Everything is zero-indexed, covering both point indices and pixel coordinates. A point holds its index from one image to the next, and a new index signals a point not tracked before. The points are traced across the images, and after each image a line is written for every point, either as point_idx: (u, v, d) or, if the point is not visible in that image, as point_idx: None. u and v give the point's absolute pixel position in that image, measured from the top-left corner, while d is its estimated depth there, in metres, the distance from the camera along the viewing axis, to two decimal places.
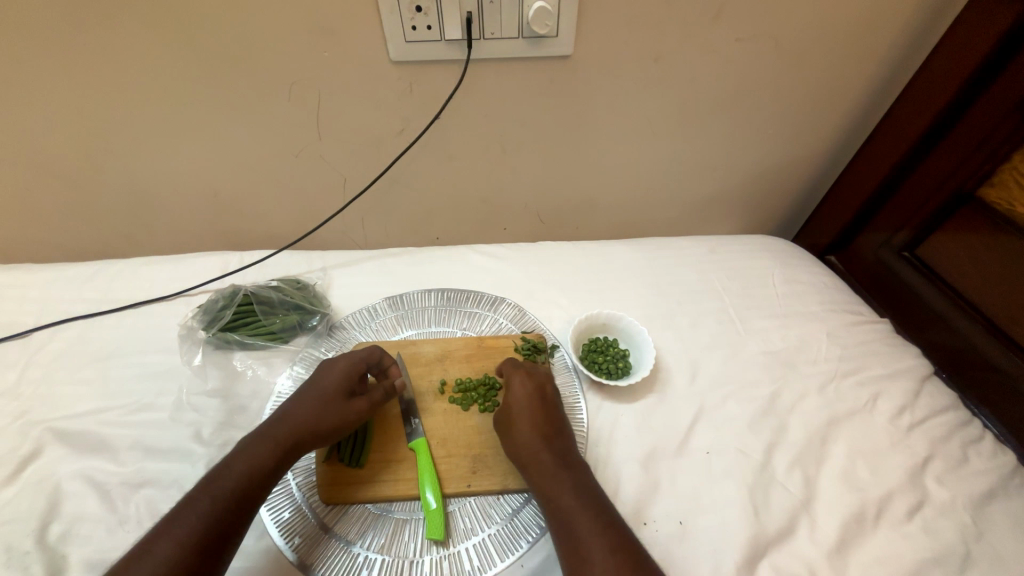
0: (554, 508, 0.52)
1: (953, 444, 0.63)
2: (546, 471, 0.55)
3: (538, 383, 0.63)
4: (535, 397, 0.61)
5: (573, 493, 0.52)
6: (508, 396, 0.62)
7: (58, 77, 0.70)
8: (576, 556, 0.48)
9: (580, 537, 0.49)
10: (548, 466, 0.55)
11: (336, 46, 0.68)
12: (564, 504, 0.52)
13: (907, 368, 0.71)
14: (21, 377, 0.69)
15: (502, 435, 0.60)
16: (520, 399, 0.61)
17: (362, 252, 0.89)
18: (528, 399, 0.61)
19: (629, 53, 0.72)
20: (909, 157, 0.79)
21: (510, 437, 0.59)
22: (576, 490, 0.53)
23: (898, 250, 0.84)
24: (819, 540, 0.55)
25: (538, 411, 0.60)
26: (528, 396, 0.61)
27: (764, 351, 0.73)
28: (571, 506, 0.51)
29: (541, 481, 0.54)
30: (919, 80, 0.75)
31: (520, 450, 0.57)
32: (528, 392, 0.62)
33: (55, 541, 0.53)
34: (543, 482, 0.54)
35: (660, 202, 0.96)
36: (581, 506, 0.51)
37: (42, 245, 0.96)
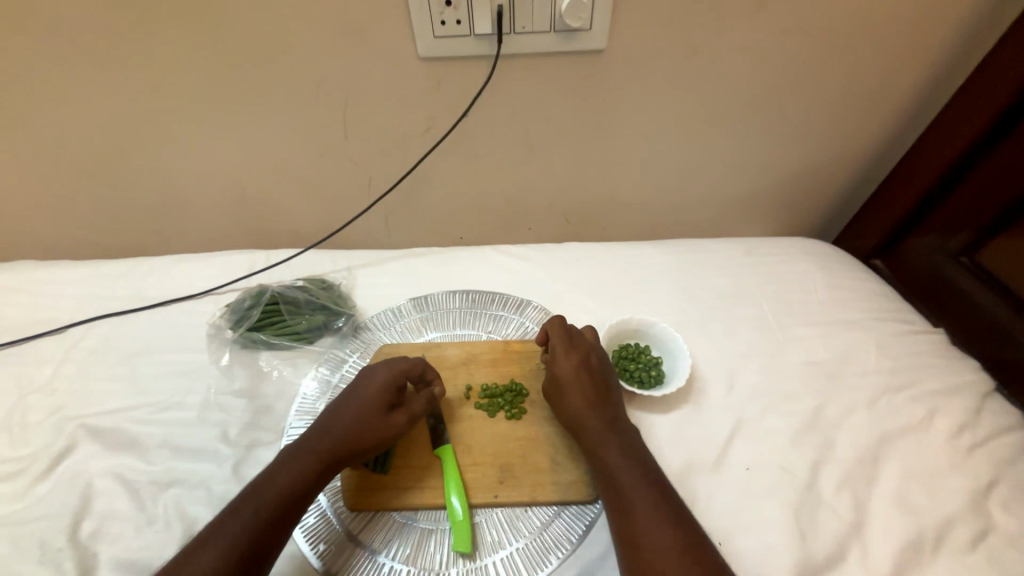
0: (612, 491, 0.52)
1: (1020, 468, 0.58)
2: (598, 429, 0.56)
3: (584, 357, 0.62)
4: (584, 372, 0.60)
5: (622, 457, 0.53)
6: (556, 371, 0.61)
7: (93, 77, 0.71)
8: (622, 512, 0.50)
9: (639, 525, 0.48)
10: (603, 435, 0.55)
11: (365, 43, 0.67)
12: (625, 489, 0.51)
13: (965, 384, 0.66)
14: (56, 372, 0.70)
15: (556, 409, 0.59)
16: (569, 375, 0.60)
17: (386, 252, 0.88)
18: (577, 375, 0.60)
19: (665, 46, 0.68)
20: (970, 152, 0.73)
21: (563, 412, 0.58)
22: (634, 463, 0.53)
23: (953, 255, 0.78)
24: (871, 568, 0.51)
25: (589, 387, 0.59)
26: (576, 371, 0.60)
27: (807, 361, 0.69)
28: (620, 468, 0.52)
29: (600, 460, 0.54)
30: (985, 68, 0.69)
31: (575, 426, 0.57)
32: (577, 367, 0.60)
33: (85, 538, 0.54)
34: (604, 462, 0.54)
35: (692, 203, 0.92)
36: (642, 493, 0.50)
37: (76, 242, 0.98)
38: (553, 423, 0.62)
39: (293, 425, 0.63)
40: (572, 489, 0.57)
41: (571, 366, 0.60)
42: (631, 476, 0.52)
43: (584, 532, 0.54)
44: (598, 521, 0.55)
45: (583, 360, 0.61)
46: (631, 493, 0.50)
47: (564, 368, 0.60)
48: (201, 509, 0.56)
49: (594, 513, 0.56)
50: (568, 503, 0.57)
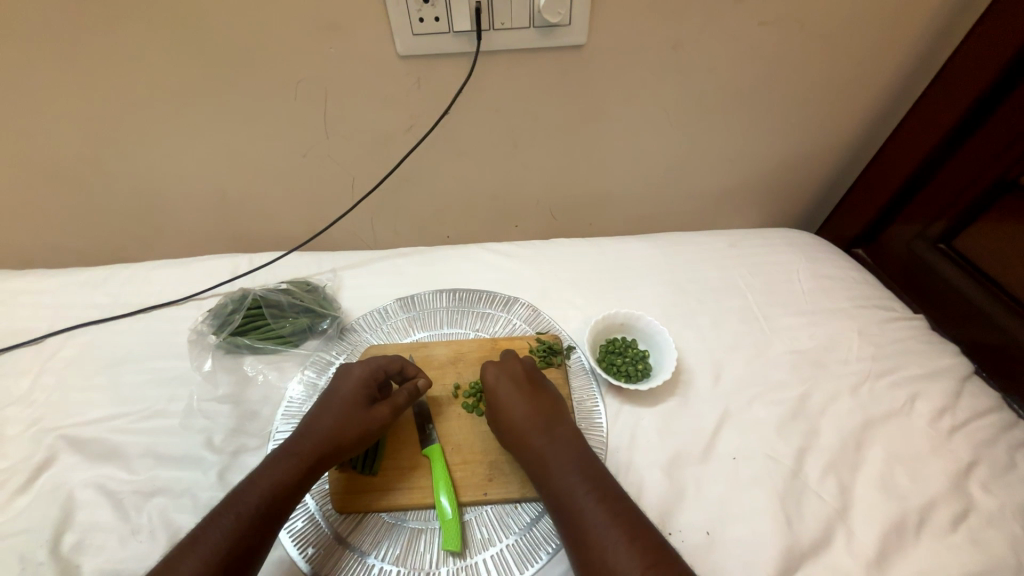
0: (562, 511, 0.49)
1: (999, 449, 0.60)
2: (538, 450, 0.54)
3: (511, 369, 0.62)
4: (514, 388, 0.59)
5: (570, 475, 0.51)
6: (489, 391, 0.60)
7: (63, 81, 0.69)
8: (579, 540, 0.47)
9: (594, 548, 0.45)
10: (548, 452, 0.53)
11: (342, 42, 0.66)
12: (583, 514, 0.48)
13: (945, 368, 0.68)
14: (35, 383, 0.69)
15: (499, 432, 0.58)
16: (500, 394, 0.59)
17: (372, 253, 0.87)
18: (507, 388, 0.59)
19: (645, 41, 0.68)
20: (943, 146, 0.75)
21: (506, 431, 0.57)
22: (585, 480, 0.50)
23: (932, 242, 0.80)
24: (856, 551, 0.52)
25: (525, 400, 0.58)
26: (506, 386, 0.59)
27: (792, 350, 0.70)
28: (570, 488, 0.50)
29: (552, 482, 0.51)
30: (953, 64, 0.71)
31: (520, 444, 0.55)
32: (505, 380, 0.60)
33: (68, 551, 0.53)
34: (557, 485, 0.51)
35: (677, 196, 0.93)
36: (595, 513, 0.47)
37: (54, 249, 0.96)
38: None
39: (279, 429, 0.63)
40: None
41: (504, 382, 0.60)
42: (588, 499, 0.49)
43: None
44: None
45: (511, 372, 0.61)
46: (591, 517, 0.47)
47: (495, 383, 0.60)
48: (186, 517, 0.55)
49: None
50: None
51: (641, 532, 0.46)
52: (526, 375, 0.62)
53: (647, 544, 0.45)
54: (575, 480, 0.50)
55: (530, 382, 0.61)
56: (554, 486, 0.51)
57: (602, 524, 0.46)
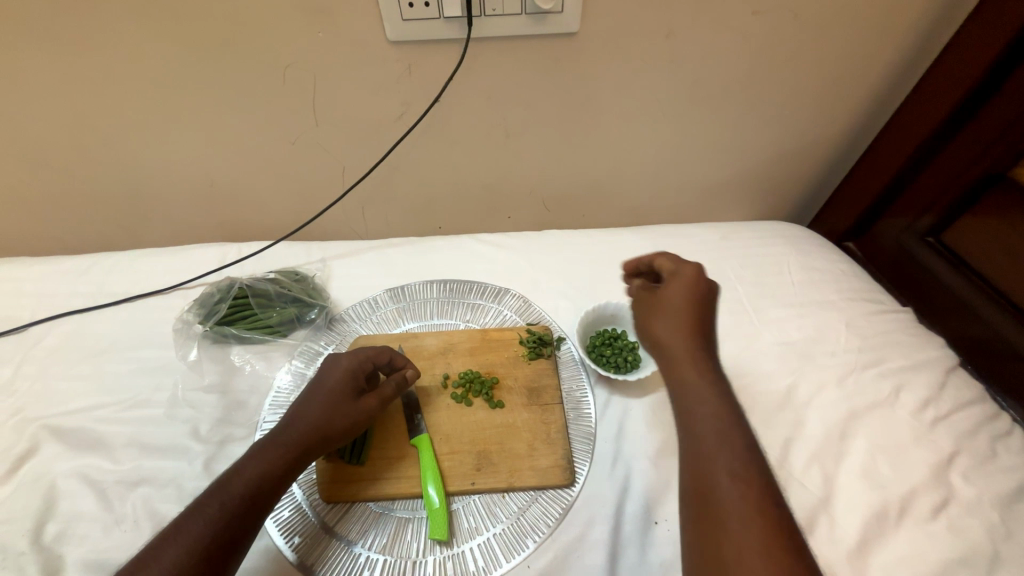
0: (686, 416, 0.50)
1: (980, 439, 0.60)
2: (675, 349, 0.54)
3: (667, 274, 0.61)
4: (693, 300, 0.56)
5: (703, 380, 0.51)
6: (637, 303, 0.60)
7: (41, 64, 0.67)
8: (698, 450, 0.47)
9: (710, 455, 0.46)
10: (679, 358, 0.53)
11: (331, 26, 0.65)
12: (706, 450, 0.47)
13: (930, 360, 0.68)
14: (15, 373, 0.68)
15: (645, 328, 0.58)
16: (676, 300, 0.57)
17: (361, 243, 0.86)
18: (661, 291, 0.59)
19: (638, 31, 0.68)
20: (932, 141, 0.75)
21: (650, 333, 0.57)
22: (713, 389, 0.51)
23: (921, 235, 0.81)
24: (838, 539, 0.52)
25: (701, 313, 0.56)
26: (680, 297, 0.56)
27: (780, 342, 0.70)
28: (697, 397, 0.50)
29: (683, 386, 0.52)
30: (945, 60, 0.71)
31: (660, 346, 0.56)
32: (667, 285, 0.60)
33: (50, 541, 0.52)
34: (688, 389, 0.51)
35: (669, 188, 0.92)
36: (714, 430, 0.47)
37: (38, 237, 0.94)
38: (530, 410, 0.62)
39: (266, 419, 0.62)
40: (549, 473, 0.57)
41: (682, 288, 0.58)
42: (708, 412, 0.49)
43: (561, 516, 0.55)
44: (575, 505, 0.56)
45: (691, 281, 0.57)
46: (716, 458, 0.46)
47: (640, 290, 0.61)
48: (171, 507, 0.55)
49: (571, 497, 0.56)
50: (545, 487, 0.57)
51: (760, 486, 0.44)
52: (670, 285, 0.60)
53: (764, 498, 0.43)
54: (709, 407, 0.49)
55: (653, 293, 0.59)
56: (681, 395, 0.51)
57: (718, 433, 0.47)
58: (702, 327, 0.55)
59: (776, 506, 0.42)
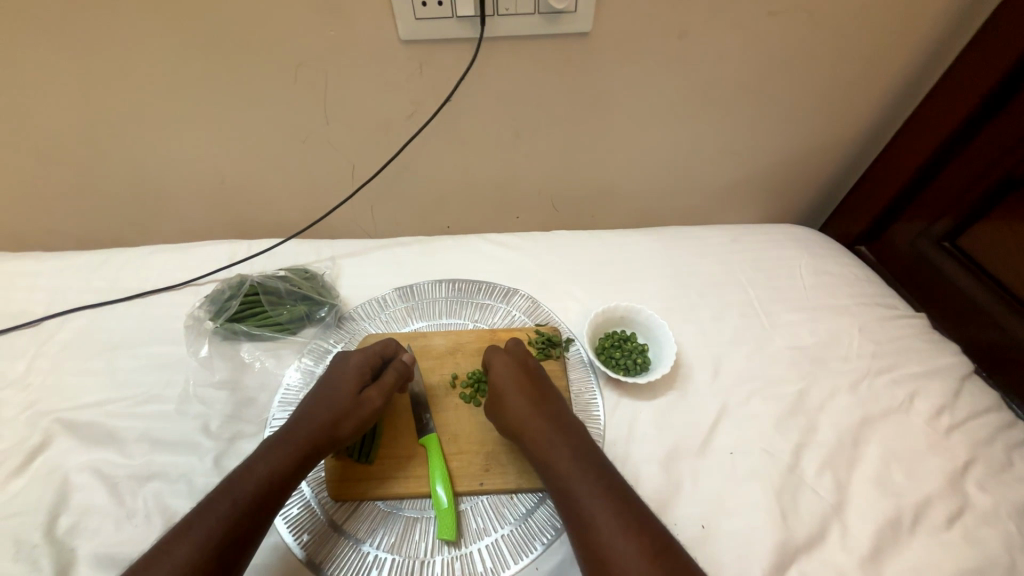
0: (567, 503, 0.49)
1: (997, 448, 0.59)
2: (546, 436, 0.53)
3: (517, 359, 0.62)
4: (520, 380, 0.59)
5: (573, 462, 0.51)
6: (494, 382, 0.59)
7: (58, 61, 0.68)
8: (586, 536, 0.46)
9: (600, 539, 0.45)
10: (552, 442, 0.53)
11: (343, 25, 0.65)
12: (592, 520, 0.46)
13: (945, 366, 0.67)
14: (30, 366, 0.68)
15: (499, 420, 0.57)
16: (508, 381, 0.59)
17: (371, 241, 0.86)
18: (507, 374, 0.60)
19: (651, 31, 0.67)
20: (951, 143, 0.74)
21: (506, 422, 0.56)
22: (588, 469, 0.50)
23: (936, 240, 0.79)
24: (851, 547, 0.52)
25: (529, 388, 0.58)
26: (512, 376, 0.59)
27: (791, 346, 0.70)
28: (575, 479, 0.49)
29: (557, 469, 0.51)
30: (964, 60, 0.70)
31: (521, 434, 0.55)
32: (508, 366, 0.61)
33: (62, 534, 0.53)
34: (560, 472, 0.50)
35: (680, 189, 0.92)
36: (603, 509, 0.46)
37: (51, 232, 0.95)
38: None
39: (276, 416, 0.62)
40: None
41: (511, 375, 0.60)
42: (591, 490, 0.48)
43: None
44: None
45: (518, 363, 0.62)
46: (604, 527, 0.45)
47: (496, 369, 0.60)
48: (181, 502, 0.55)
49: None
50: None
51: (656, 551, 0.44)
52: (529, 369, 0.61)
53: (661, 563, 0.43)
54: (590, 489, 0.48)
55: (531, 376, 0.60)
56: (559, 478, 0.50)
57: (607, 512, 0.46)
58: (550, 413, 0.56)
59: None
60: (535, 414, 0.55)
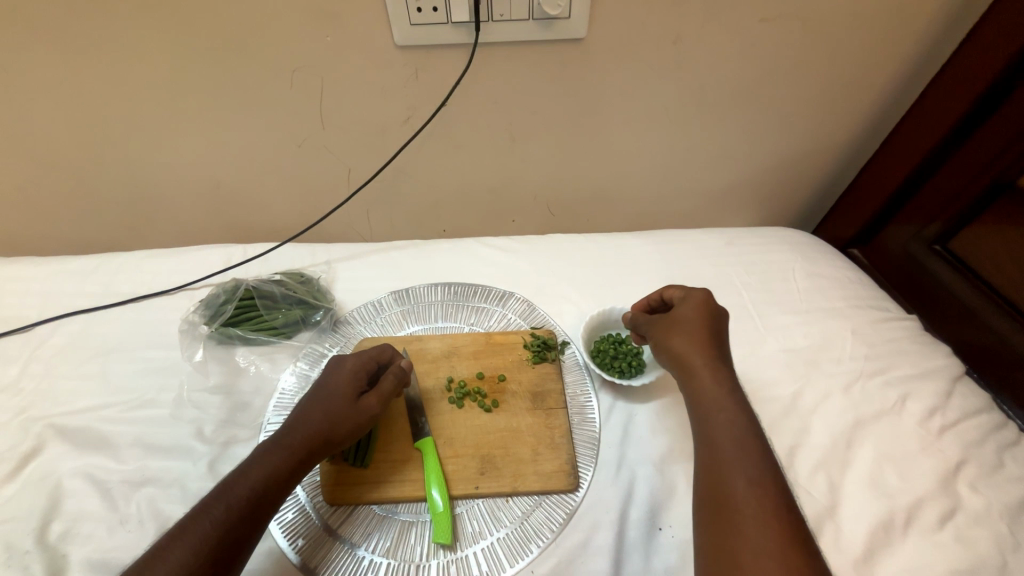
0: (703, 422, 0.51)
1: (988, 449, 0.60)
2: (705, 370, 0.53)
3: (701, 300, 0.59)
4: (703, 319, 0.58)
5: (723, 390, 0.52)
6: (672, 319, 0.59)
7: (53, 66, 0.68)
8: (712, 451, 0.48)
9: (727, 455, 0.47)
10: (704, 373, 0.53)
11: (340, 30, 0.65)
12: (723, 447, 0.47)
13: (937, 368, 0.68)
14: (22, 371, 0.68)
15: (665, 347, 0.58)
16: (702, 321, 0.57)
17: (367, 245, 0.87)
18: (695, 315, 0.58)
19: (644, 37, 0.68)
20: (938, 150, 0.75)
21: (670, 351, 0.57)
22: (734, 402, 0.51)
23: (927, 243, 0.80)
24: (844, 548, 0.52)
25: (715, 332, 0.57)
26: (692, 321, 0.58)
27: (785, 349, 0.70)
28: (720, 407, 0.50)
29: (703, 395, 0.52)
30: (952, 67, 0.71)
31: (683, 367, 0.55)
32: (695, 309, 0.59)
33: (54, 540, 0.52)
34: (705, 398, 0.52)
35: (674, 193, 0.93)
36: (738, 435, 0.48)
37: (44, 237, 0.95)
38: (535, 414, 0.62)
39: (271, 421, 0.62)
40: (552, 478, 0.57)
41: (693, 310, 0.59)
42: (730, 416, 0.49)
43: (565, 521, 0.54)
44: (579, 511, 0.55)
45: (697, 307, 0.59)
46: (729, 454, 0.47)
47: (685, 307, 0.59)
48: (175, 507, 0.55)
49: (575, 502, 0.56)
50: (548, 492, 0.57)
51: (780, 494, 0.44)
52: (713, 313, 0.59)
53: (781, 504, 0.43)
54: (727, 415, 0.49)
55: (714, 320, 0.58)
56: (697, 400, 0.52)
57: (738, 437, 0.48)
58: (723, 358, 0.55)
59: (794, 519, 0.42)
60: (705, 354, 0.55)
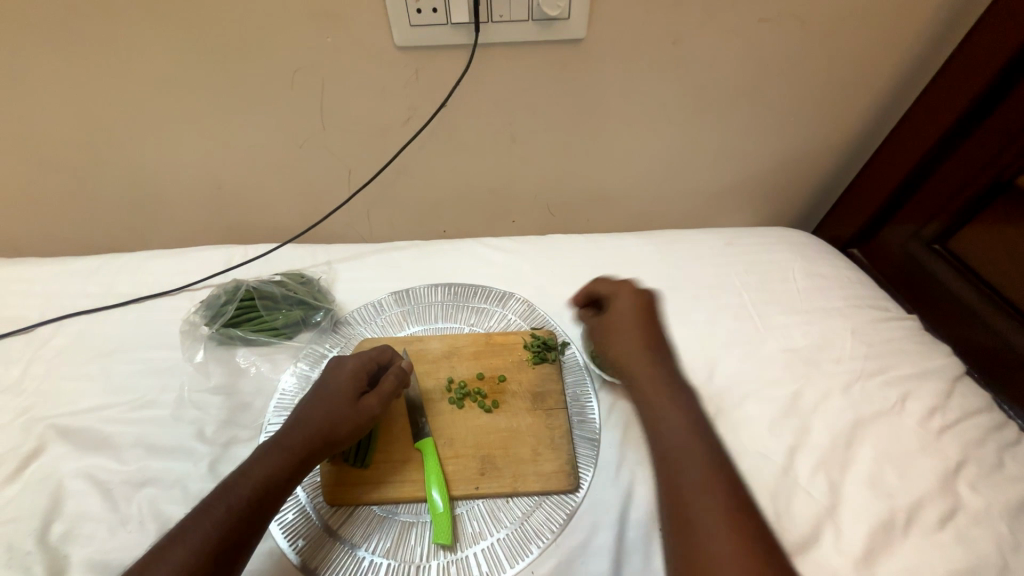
0: (653, 433, 0.50)
1: (988, 449, 0.60)
2: (649, 378, 0.53)
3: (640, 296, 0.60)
4: (639, 318, 0.58)
5: (666, 399, 0.51)
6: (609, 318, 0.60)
7: (54, 67, 0.68)
8: (668, 464, 0.47)
9: (680, 467, 0.46)
10: (647, 382, 0.53)
11: (340, 32, 0.65)
12: (676, 460, 0.47)
13: (937, 367, 0.68)
14: (24, 372, 0.68)
15: (605, 350, 0.59)
16: (629, 320, 0.58)
17: (367, 246, 0.87)
18: (630, 311, 0.59)
19: (644, 38, 0.68)
20: (936, 150, 0.76)
21: (611, 355, 0.58)
22: (679, 411, 0.50)
23: (927, 243, 0.80)
24: (845, 548, 0.52)
25: (651, 329, 0.57)
26: (629, 318, 0.58)
27: (785, 349, 0.70)
28: (666, 415, 0.50)
29: (647, 405, 0.52)
30: (950, 67, 0.71)
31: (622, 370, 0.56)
32: (632, 305, 0.59)
33: (56, 541, 0.53)
34: (652, 407, 0.51)
35: (673, 194, 0.93)
36: (687, 445, 0.47)
37: (46, 238, 0.95)
38: (535, 415, 0.62)
39: (271, 421, 0.62)
40: (552, 478, 0.57)
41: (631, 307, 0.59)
42: (677, 425, 0.49)
43: (564, 522, 0.54)
44: (579, 511, 0.55)
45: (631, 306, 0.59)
46: (683, 466, 0.46)
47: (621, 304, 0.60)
48: (176, 508, 0.55)
49: (574, 503, 0.56)
50: (548, 493, 0.57)
51: None
52: (649, 308, 0.59)
53: (744, 520, 0.42)
54: (675, 426, 0.49)
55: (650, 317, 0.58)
56: (648, 411, 0.51)
57: (688, 445, 0.47)
58: (666, 362, 0.55)
59: (760, 536, 0.41)
60: (644, 360, 0.54)
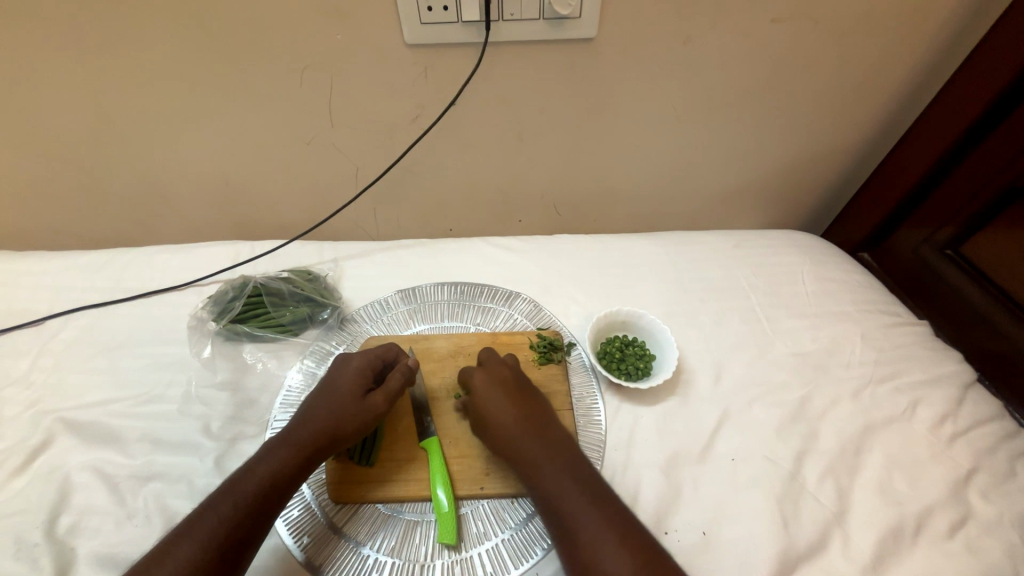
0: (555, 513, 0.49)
1: (999, 457, 0.59)
2: (529, 449, 0.53)
3: (500, 372, 0.61)
4: (504, 391, 0.58)
5: (556, 471, 0.51)
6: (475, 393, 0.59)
7: (64, 61, 0.68)
8: (577, 542, 0.46)
9: (586, 546, 0.46)
10: (539, 456, 0.53)
11: (349, 29, 0.65)
12: (585, 540, 0.46)
13: (948, 374, 0.67)
14: (32, 365, 0.68)
15: (485, 430, 0.57)
16: (486, 400, 0.58)
17: (373, 243, 0.87)
18: (489, 387, 0.59)
19: (655, 37, 0.67)
20: (951, 153, 0.75)
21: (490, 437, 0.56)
22: (576, 482, 0.50)
23: (940, 248, 0.79)
24: (853, 556, 0.52)
25: (510, 400, 0.57)
26: (494, 391, 0.58)
27: (793, 352, 0.69)
28: (566, 490, 0.50)
29: (542, 482, 0.51)
30: (967, 69, 0.70)
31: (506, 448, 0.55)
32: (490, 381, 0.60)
33: (63, 533, 0.53)
34: (546, 485, 0.51)
35: (681, 195, 0.92)
36: (591, 521, 0.47)
37: (55, 232, 0.96)
38: None
39: (277, 418, 0.62)
40: None
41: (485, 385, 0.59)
42: (579, 500, 0.49)
43: None
44: None
45: (499, 378, 0.60)
46: (589, 541, 0.46)
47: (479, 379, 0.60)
48: (182, 503, 0.55)
49: None
50: None
51: None
52: (513, 380, 0.60)
53: None
54: (578, 503, 0.48)
55: (517, 390, 0.59)
56: (546, 489, 0.50)
57: (592, 522, 0.47)
58: (541, 433, 0.55)
59: None
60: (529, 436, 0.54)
